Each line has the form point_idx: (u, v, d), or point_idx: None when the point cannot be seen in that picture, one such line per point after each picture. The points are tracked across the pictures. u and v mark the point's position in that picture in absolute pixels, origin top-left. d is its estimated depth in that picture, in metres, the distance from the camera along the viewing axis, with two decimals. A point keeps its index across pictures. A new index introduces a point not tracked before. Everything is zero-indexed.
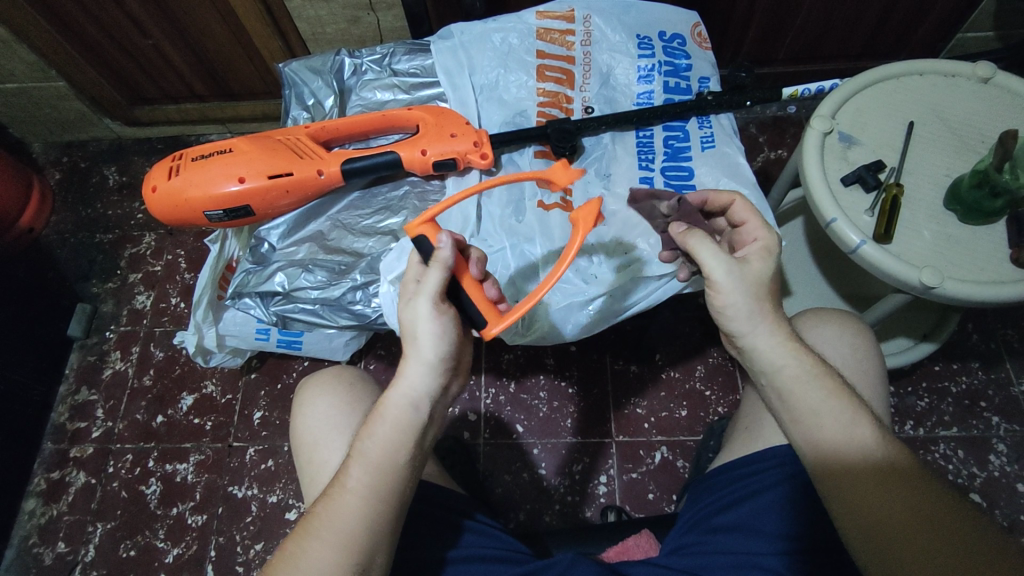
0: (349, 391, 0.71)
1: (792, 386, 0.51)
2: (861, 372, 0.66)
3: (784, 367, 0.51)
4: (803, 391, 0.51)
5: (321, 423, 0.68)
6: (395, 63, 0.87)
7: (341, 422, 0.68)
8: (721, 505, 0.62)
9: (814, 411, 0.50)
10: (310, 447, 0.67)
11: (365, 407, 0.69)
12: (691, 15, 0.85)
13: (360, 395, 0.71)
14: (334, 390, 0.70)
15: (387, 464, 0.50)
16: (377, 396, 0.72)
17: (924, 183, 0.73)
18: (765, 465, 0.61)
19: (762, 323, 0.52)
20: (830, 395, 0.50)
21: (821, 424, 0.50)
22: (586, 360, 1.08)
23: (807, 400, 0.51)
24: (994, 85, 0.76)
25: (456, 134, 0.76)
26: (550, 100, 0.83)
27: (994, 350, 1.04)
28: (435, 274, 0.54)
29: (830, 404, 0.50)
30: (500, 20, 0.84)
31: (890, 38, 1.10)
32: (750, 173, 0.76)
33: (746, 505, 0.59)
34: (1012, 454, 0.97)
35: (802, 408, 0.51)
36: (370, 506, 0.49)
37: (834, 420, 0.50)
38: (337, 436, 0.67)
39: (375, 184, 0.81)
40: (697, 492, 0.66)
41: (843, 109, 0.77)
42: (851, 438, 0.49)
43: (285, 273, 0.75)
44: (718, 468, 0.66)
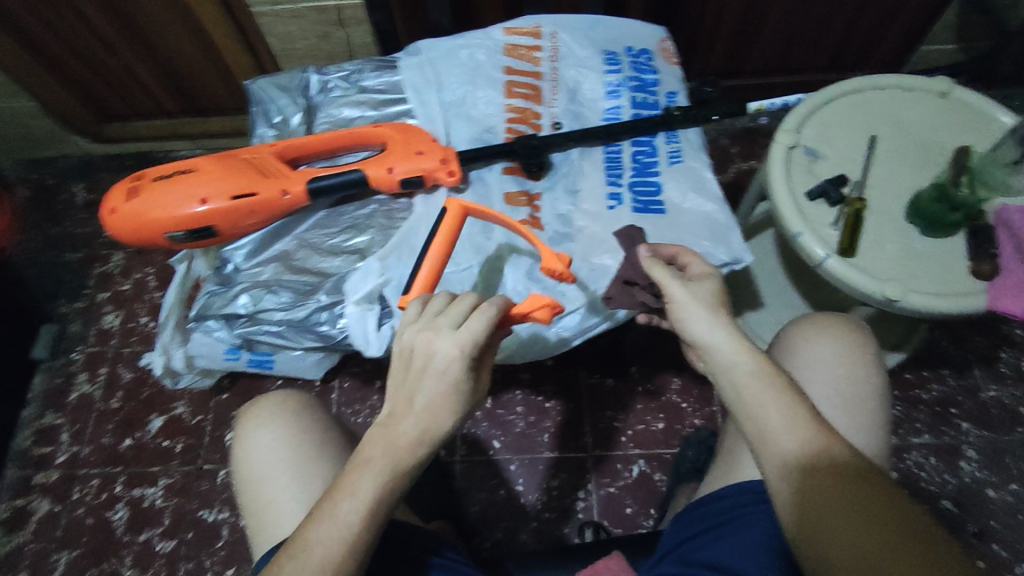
0: (296, 424, 0.70)
1: (738, 371, 0.48)
2: (858, 390, 0.64)
3: (738, 362, 0.48)
4: (743, 388, 0.48)
5: (265, 457, 0.67)
6: (363, 80, 0.86)
7: (289, 458, 0.67)
8: (696, 530, 0.62)
9: (760, 418, 0.46)
10: (255, 486, 0.66)
11: (311, 438, 0.69)
12: (657, 31, 0.86)
13: (307, 427, 0.70)
14: (277, 422, 0.69)
15: (381, 505, 0.48)
16: (325, 424, 0.72)
17: (886, 197, 0.73)
18: (748, 497, 0.61)
19: (699, 320, 0.52)
20: (775, 386, 0.47)
21: (763, 416, 0.46)
22: (563, 374, 1.11)
23: (737, 382, 0.48)
24: (952, 100, 0.78)
25: (423, 151, 0.76)
26: (517, 116, 0.83)
27: (962, 358, 1.06)
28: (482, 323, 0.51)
29: (762, 400, 0.47)
30: (467, 36, 0.85)
31: (857, 50, 1.12)
32: (717, 188, 0.76)
33: (727, 539, 0.59)
34: (981, 460, 0.99)
35: (753, 415, 0.47)
36: (362, 540, 0.48)
37: (774, 410, 0.46)
38: (286, 474, 0.66)
39: (342, 203, 0.79)
40: (681, 518, 0.65)
41: (806, 125, 0.78)
42: (790, 433, 0.45)
43: (249, 294, 0.73)
44: (700, 500, 0.65)
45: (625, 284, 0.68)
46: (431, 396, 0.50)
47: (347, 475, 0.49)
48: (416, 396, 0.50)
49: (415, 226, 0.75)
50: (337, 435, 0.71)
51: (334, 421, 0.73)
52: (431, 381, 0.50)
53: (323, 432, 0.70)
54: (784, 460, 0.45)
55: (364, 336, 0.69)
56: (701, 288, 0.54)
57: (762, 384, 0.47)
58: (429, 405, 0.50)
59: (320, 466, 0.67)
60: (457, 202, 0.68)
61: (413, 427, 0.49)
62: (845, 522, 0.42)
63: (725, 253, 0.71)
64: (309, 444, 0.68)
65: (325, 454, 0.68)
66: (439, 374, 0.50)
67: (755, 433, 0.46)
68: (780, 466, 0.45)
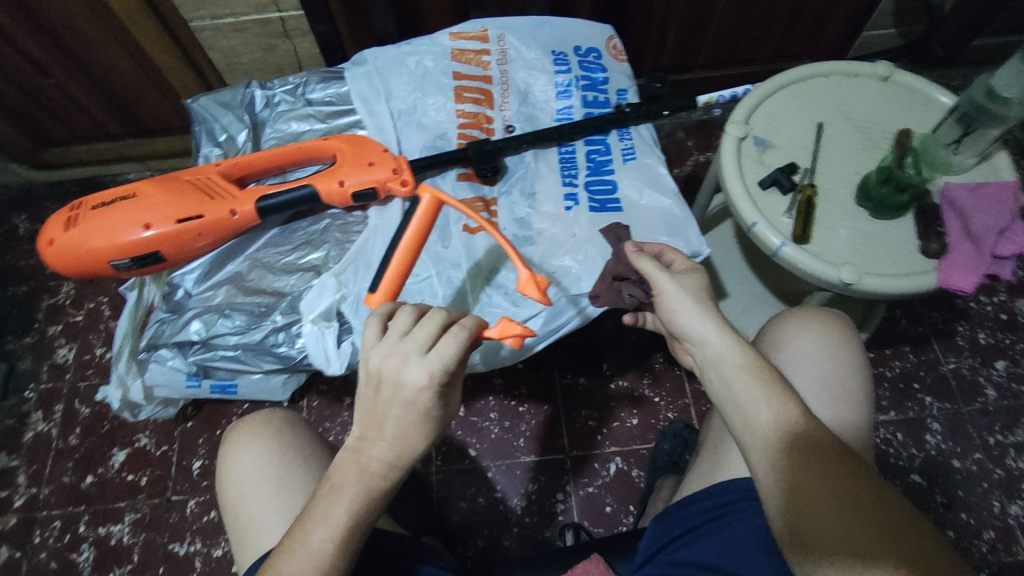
0: (275, 440, 0.68)
1: (719, 358, 0.51)
2: (844, 385, 0.65)
3: (725, 352, 0.51)
4: (720, 366, 0.51)
5: (247, 474, 0.66)
6: (309, 92, 0.85)
7: (269, 475, 0.65)
8: (696, 521, 0.61)
9: (743, 398, 0.48)
10: (238, 502, 0.65)
11: (294, 454, 0.67)
12: (605, 29, 0.85)
13: (288, 442, 0.68)
14: (261, 437, 0.68)
15: (356, 532, 0.48)
16: (305, 437, 0.70)
17: (836, 182, 0.74)
18: (737, 494, 0.60)
19: (686, 311, 0.54)
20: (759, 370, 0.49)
21: (749, 396, 0.48)
22: (535, 377, 1.10)
23: (723, 369, 0.50)
24: (893, 84, 0.79)
25: (375, 162, 0.74)
26: (470, 121, 0.82)
27: (921, 334, 1.09)
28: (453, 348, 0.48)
29: (746, 391, 0.48)
30: (413, 43, 0.83)
31: (803, 39, 1.14)
32: (672, 182, 0.77)
33: (717, 538, 0.58)
34: (945, 432, 1.02)
35: (738, 395, 0.49)
36: (336, 566, 0.47)
37: (758, 392, 0.48)
38: (266, 490, 0.65)
39: (295, 220, 0.77)
40: (668, 517, 0.64)
41: (755, 115, 0.78)
42: (772, 423, 0.47)
43: (201, 320, 0.71)
44: (685, 500, 0.65)
45: (614, 281, 0.67)
46: (402, 425, 0.48)
47: (318, 501, 0.48)
48: (386, 422, 0.48)
49: (370, 239, 0.73)
50: (317, 449, 0.70)
51: (316, 435, 0.72)
52: (398, 411, 0.47)
53: (304, 446, 0.69)
54: (769, 435, 0.47)
55: (324, 355, 0.68)
56: (689, 281, 0.56)
57: (747, 377, 0.49)
58: (400, 434, 0.48)
59: (301, 482, 0.65)
60: (431, 192, 0.65)
61: (386, 455, 0.48)
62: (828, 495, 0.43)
63: (683, 247, 0.71)
64: (291, 461, 0.67)
65: (305, 471, 0.66)
66: (409, 404, 0.47)
67: (741, 411, 0.48)
68: (763, 443, 0.47)
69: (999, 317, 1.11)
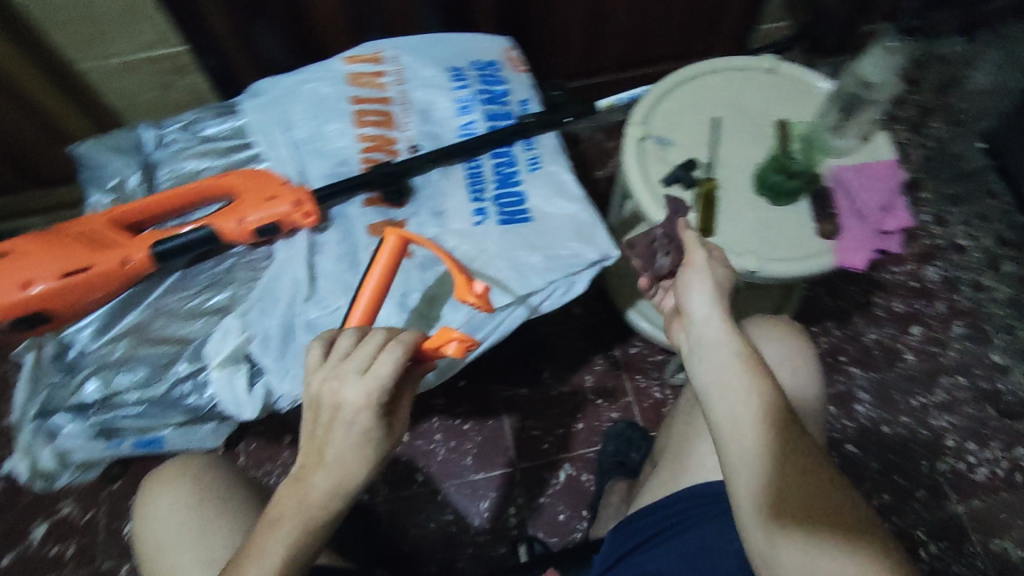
0: (194, 483, 0.65)
1: (708, 352, 0.51)
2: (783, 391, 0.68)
3: (728, 342, 0.51)
4: (717, 356, 0.50)
5: (166, 523, 0.62)
6: (203, 128, 0.82)
7: (190, 521, 0.62)
8: (659, 528, 0.62)
9: (736, 390, 0.49)
10: (156, 555, 0.61)
11: (217, 497, 0.64)
12: (501, 42, 0.86)
13: (210, 483, 0.65)
14: (179, 481, 0.65)
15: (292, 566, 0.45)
16: (230, 476, 0.67)
17: (736, 173, 0.76)
18: (688, 502, 0.62)
19: (697, 299, 0.54)
20: (756, 365, 0.50)
21: (738, 387, 0.49)
22: (477, 392, 1.09)
23: (720, 357, 0.50)
24: (778, 75, 0.83)
25: (275, 196, 0.72)
26: (373, 144, 0.81)
27: (842, 308, 1.13)
28: (395, 353, 0.47)
29: (732, 379, 0.49)
30: (307, 71, 0.82)
31: (703, 36, 1.18)
32: (578, 188, 0.77)
33: (672, 545, 0.60)
34: (873, 399, 1.06)
35: (727, 387, 0.49)
36: None
37: (749, 388, 0.48)
38: (188, 538, 0.61)
39: (197, 262, 0.74)
40: (624, 526, 0.66)
41: (654, 115, 0.80)
42: (762, 421, 0.48)
43: (97, 378, 0.67)
44: (639, 509, 0.66)
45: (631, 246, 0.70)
46: (342, 449, 0.46)
47: (260, 533, 0.46)
48: (326, 447, 0.46)
49: (277, 274, 0.72)
50: (243, 488, 0.67)
51: (242, 474, 0.69)
52: (338, 433, 0.46)
53: (228, 485, 0.66)
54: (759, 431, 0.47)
55: (236, 400, 0.66)
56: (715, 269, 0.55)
57: (745, 370, 0.49)
58: (340, 459, 0.46)
59: (225, 524, 0.62)
60: (397, 233, 0.63)
61: (326, 482, 0.46)
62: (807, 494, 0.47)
63: (592, 251, 0.72)
64: (213, 503, 0.63)
65: (231, 512, 0.63)
66: (345, 424, 0.46)
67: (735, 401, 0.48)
68: (755, 433, 0.47)
69: (910, 284, 1.16)
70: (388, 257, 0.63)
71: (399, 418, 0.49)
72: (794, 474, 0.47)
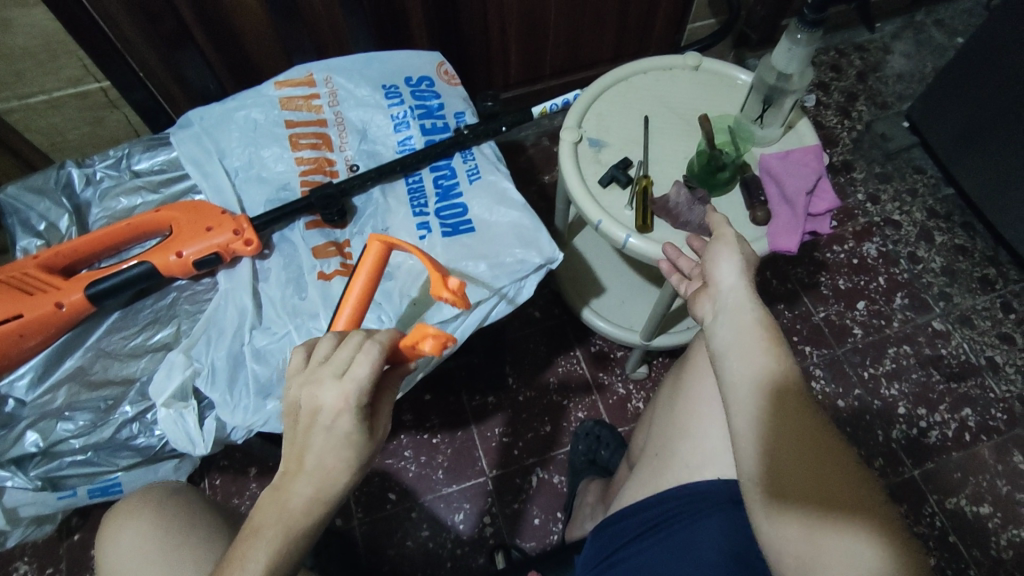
0: (156, 512, 0.63)
1: (728, 319, 0.49)
2: None
3: (741, 308, 0.49)
4: (726, 323, 0.49)
5: (128, 555, 0.61)
6: (134, 163, 0.81)
7: (152, 551, 0.60)
8: (637, 532, 0.62)
9: (743, 354, 0.47)
10: None
11: (179, 522, 0.62)
12: (433, 56, 0.87)
13: (173, 510, 0.63)
14: (140, 511, 0.63)
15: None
16: (193, 502, 0.65)
17: (669, 169, 0.78)
18: (671, 501, 0.61)
19: (722, 263, 0.52)
20: (770, 336, 0.47)
21: (746, 353, 0.47)
22: (443, 405, 1.09)
23: (732, 324, 0.48)
24: (704, 71, 0.86)
25: (213, 226, 0.71)
26: (311, 166, 0.80)
27: (791, 290, 1.17)
28: (373, 351, 0.45)
29: (748, 344, 0.47)
30: (238, 98, 0.81)
31: (635, 38, 1.22)
32: (519, 195, 0.78)
33: (655, 544, 0.59)
34: (827, 375, 1.10)
35: (735, 349, 0.47)
36: None
37: (755, 356, 0.46)
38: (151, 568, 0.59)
39: (137, 299, 0.73)
40: (609, 525, 0.65)
41: (587, 118, 0.82)
42: (766, 385, 0.45)
43: (37, 430, 0.65)
44: (623, 509, 0.65)
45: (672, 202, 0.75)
46: (323, 456, 0.44)
47: (240, 547, 0.44)
48: (307, 455, 0.45)
49: (221, 305, 0.71)
50: (208, 514, 0.65)
51: (205, 499, 0.67)
52: (318, 439, 0.44)
53: (191, 511, 0.64)
54: (762, 397, 0.45)
55: (187, 436, 0.64)
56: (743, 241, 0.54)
57: (755, 334, 0.47)
58: (321, 466, 0.44)
59: (189, 548, 0.60)
60: (378, 239, 0.61)
61: (306, 491, 0.44)
62: (816, 469, 0.43)
63: (537, 256, 0.73)
64: (180, 528, 0.62)
65: (199, 534, 0.62)
66: (325, 431, 0.44)
67: (737, 365, 0.47)
68: (753, 396, 0.45)
69: (852, 262, 1.21)
70: (370, 263, 0.61)
71: (380, 421, 0.48)
72: (801, 447, 0.44)
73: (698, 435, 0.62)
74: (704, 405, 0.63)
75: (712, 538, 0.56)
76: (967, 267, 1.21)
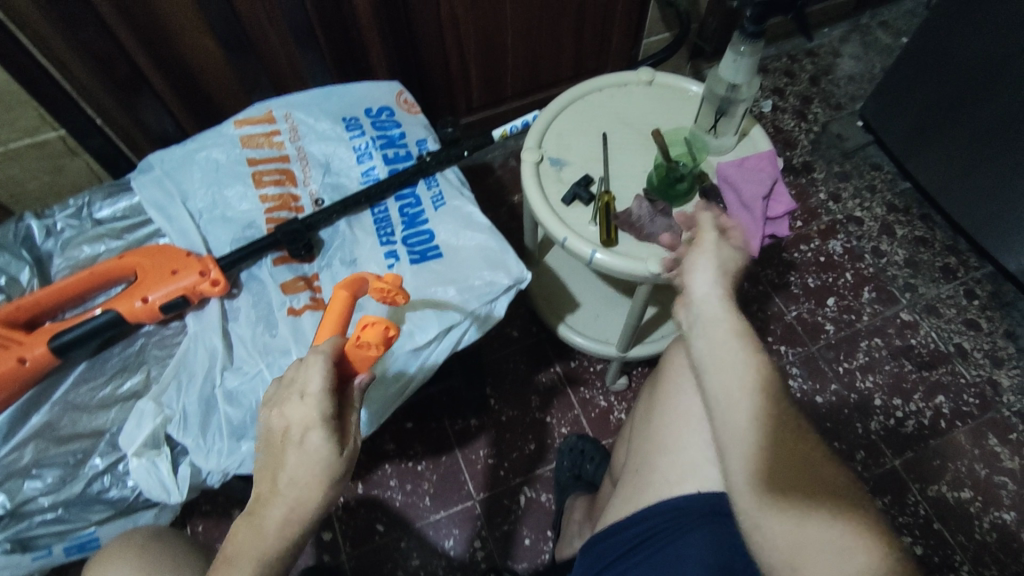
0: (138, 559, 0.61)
1: (705, 330, 0.50)
2: None
3: (717, 315, 0.49)
4: (703, 333, 0.50)
5: None
6: (96, 212, 0.80)
7: None
8: (625, 548, 0.61)
9: (721, 365, 0.48)
10: None
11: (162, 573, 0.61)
12: (392, 86, 0.88)
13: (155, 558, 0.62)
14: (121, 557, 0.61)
15: None
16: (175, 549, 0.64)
17: (630, 183, 0.80)
18: (657, 515, 0.60)
19: (696, 271, 0.52)
20: (743, 345, 0.48)
21: (724, 363, 0.48)
22: (427, 431, 1.08)
23: (710, 335, 0.49)
24: (656, 85, 0.88)
25: (179, 269, 0.71)
26: (276, 203, 0.80)
27: (762, 292, 1.19)
28: (320, 368, 0.48)
29: (724, 357, 0.48)
30: (199, 139, 0.81)
31: (593, 56, 1.24)
32: (484, 218, 0.79)
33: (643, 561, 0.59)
34: (803, 373, 1.11)
35: (714, 361, 0.48)
36: None
37: (733, 369, 0.48)
38: None
39: (104, 349, 0.72)
40: (597, 541, 0.65)
41: (546, 138, 0.84)
42: (747, 394, 0.47)
43: (3, 490, 0.63)
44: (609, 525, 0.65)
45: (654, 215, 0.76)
46: (295, 473, 0.45)
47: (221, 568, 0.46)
48: (278, 474, 0.46)
49: (191, 347, 0.70)
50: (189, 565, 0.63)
51: (187, 545, 0.66)
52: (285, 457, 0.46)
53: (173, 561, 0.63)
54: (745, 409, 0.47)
55: (161, 484, 0.63)
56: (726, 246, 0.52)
57: (732, 343, 0.48)
58: (293, 484, 0.45)
59: None
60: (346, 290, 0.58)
61: (280, 510, 0.45)
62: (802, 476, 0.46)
63: (505, 276, 0.74)
64: None
65: None
66: (292, 448, 0.46)
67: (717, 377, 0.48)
68: (736, 404, 0.47)
69: (819, 260, 1.24)
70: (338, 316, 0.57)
71: (351, 437, 0.49)
72: (784, 455, 0.46)
73: (675, 448, 0.62)
74: (678, 416, 0.64)
75: (697, 552, 0.56)
76: (928, 258, 1.24)
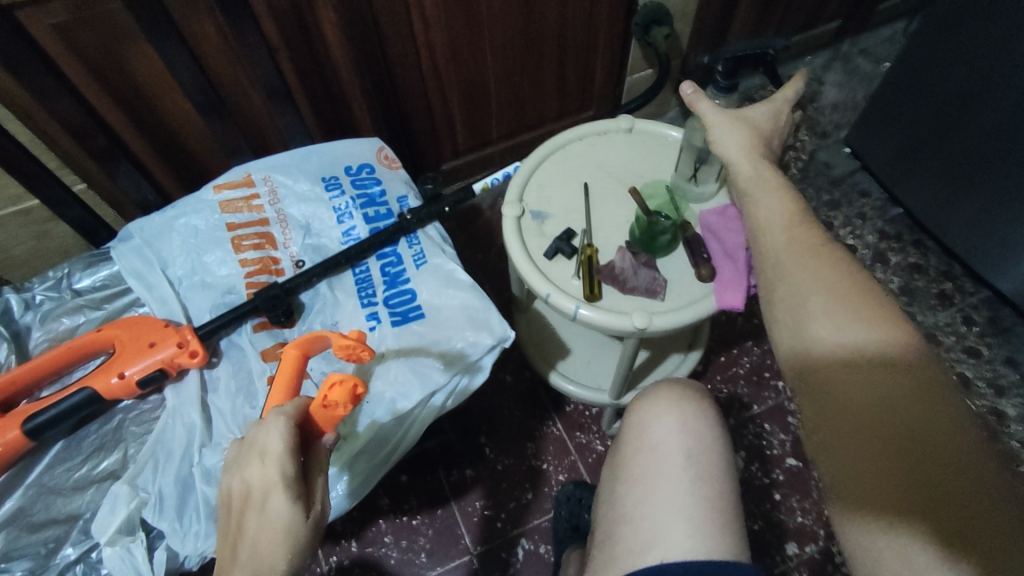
0: None
1: (776, 265, 0.58)
2: (706, 457, 0.64)
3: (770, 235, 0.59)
4: (774, 258, 0.58)
5: None
6: (75, 282, 0.79)
7: None
8: None
9: (786, 292, 0.56)
10: None
11: None
12: (371, 142, 0.88)
13: None
14: None
15: None
16: None
17: (611, 234, 0.79)
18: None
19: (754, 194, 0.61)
20: (815, 267, 0.55)
21: (784, 287, 0.56)
22: (421, 484, 1.06)
23: (779, 265, 0.57)
24: (637, 132, 0.88)
25: (155, 341, 0.70)
26: (257, 267, 0.80)
27: (757, 325, 1.15)
28: (282, 425, 0.47)
29: (796, 283, 0.55)
30: (177, 206, 0.80)
31: (576, 96, 1.24)
32: (466, 275, 0.78)
33: None
34: None
35: (784, 286, 0.56)
36: None
37: (799, 294, 0.55)
38: None
39: (80, 427, 0.71)
40: None
41: (526, 191, 0.83)
42: (819, 325, 0.53)
43: None
44: None
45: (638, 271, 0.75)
46: (259, 538, 0.45)
47: None
48: (242, 542, 0.46)
49: (168, 423, 0.69)
50: None
51: None
52: (252, 520, 0.46)
53: None
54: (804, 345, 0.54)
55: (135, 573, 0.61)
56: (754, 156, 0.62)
57: (801, 260, 0.56)
58: (257, 551, 0.45)
59: None
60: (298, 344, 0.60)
61: None
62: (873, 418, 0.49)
63: (488, 336, 0.72)
64: None
65: None
66: (259, 511, 0.46)
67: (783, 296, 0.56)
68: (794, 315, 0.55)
69: None
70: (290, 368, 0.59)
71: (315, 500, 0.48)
72: (852, 391, 0.50)
73: (640, 519, 0.61)
74: (644, 479, 0.63)
75: None
76: (923, 285, 1.23)
